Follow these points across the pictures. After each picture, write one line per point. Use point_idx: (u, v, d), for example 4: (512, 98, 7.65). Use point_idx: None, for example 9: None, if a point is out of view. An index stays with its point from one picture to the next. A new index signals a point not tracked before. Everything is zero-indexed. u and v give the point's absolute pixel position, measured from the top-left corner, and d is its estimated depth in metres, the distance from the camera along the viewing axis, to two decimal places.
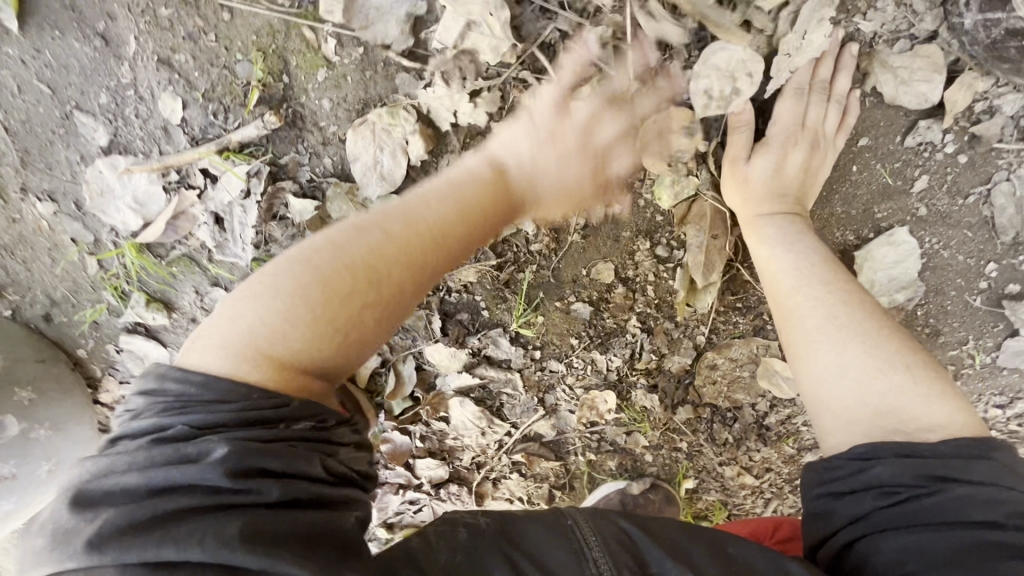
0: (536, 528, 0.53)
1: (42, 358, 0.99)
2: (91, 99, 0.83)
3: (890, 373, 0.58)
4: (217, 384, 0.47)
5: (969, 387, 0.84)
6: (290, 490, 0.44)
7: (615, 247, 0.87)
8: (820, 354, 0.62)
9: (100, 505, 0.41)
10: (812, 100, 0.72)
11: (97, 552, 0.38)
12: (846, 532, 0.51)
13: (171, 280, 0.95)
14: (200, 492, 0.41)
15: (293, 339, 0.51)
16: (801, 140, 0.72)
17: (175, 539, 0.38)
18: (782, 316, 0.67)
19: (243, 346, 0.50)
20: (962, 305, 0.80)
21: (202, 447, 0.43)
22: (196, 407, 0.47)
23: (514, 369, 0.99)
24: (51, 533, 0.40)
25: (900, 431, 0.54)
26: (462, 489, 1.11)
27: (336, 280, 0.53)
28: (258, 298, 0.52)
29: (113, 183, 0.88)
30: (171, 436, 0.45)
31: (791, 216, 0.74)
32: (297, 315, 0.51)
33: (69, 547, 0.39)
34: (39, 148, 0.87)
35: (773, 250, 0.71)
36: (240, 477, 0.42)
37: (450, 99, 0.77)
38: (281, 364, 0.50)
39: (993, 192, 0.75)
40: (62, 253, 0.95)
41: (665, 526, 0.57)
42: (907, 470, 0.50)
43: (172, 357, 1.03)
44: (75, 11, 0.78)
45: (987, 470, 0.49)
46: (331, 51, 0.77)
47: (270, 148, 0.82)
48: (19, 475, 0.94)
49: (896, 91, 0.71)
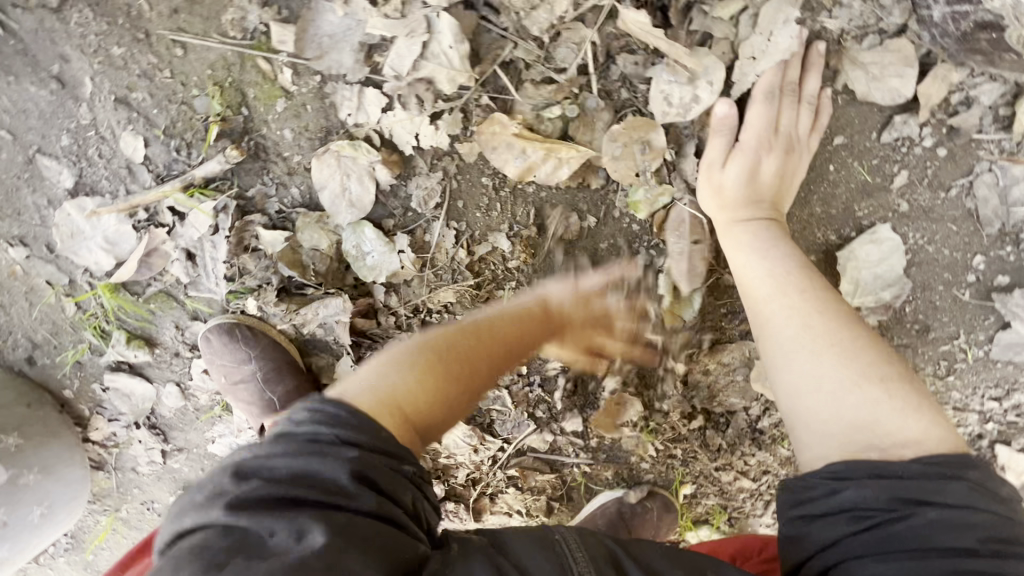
0: (525, 541, 0.51)
1: (27, 402, 0.98)
2: (53, 142, 0.82)
3: (867, 388, 0.59)
4: (358, 411, 0.51)
5: (964, 381, 0.82)
6: (387, 508, 0.46)
7: (596, 257, 0.83)
8: (796, 368, 0.62)
9: (252, 476, 0.45)
10: (784, 101, 0.70)
11: (232, 516, 0.42)
12: (822, 557, 0.51)
13: (150, 317, 0.94)
14: (324, 490, 0.45)
15: (415, 396, 0.57)
16: (773, 147, 0.71)
17: (280, 530, 0.42)
18: (759, 327, 0.67)
19: (372, 388, 0.55)
20: (950, 299, 0.78)
21: (327, 444, 0.47)
22: (348, 423, 0.49)
23: (501, 385, 0.98)
24: (205, 488, 0.45)
25: (875, 448, 0.55)
26: (459, 506, 1.09)
27: (451, 359, 0.62)
28: (395, 365, 0.59)
29: (83, 225, 0.87)
30: (320, 440, 0.48)
31: (767, 223, 0.72)
32: (426, 374, 0.59)
33: (207, 505, 0.44)
34: (5, 194, 0.86)
35: (748, 260, 0.70)
36: (360, 489, 0.46)
37: (414, 122, 0.76)
38: (403, 415, 0.54)
39: (975, 184, 0.72)
40: (38, 296, 0.94)
41: (647, 548, 0.54)
42: (882, 493, 0.51)
43: (159, 393, 1.02)
44: (27, 54, 0.77)
45: (961, 492, 0.50)
46: (288, 80, 0.75)
47: (236, 181, 0.80)
48: (11, 522, 0.92)
49: (869, 87, 0.69)
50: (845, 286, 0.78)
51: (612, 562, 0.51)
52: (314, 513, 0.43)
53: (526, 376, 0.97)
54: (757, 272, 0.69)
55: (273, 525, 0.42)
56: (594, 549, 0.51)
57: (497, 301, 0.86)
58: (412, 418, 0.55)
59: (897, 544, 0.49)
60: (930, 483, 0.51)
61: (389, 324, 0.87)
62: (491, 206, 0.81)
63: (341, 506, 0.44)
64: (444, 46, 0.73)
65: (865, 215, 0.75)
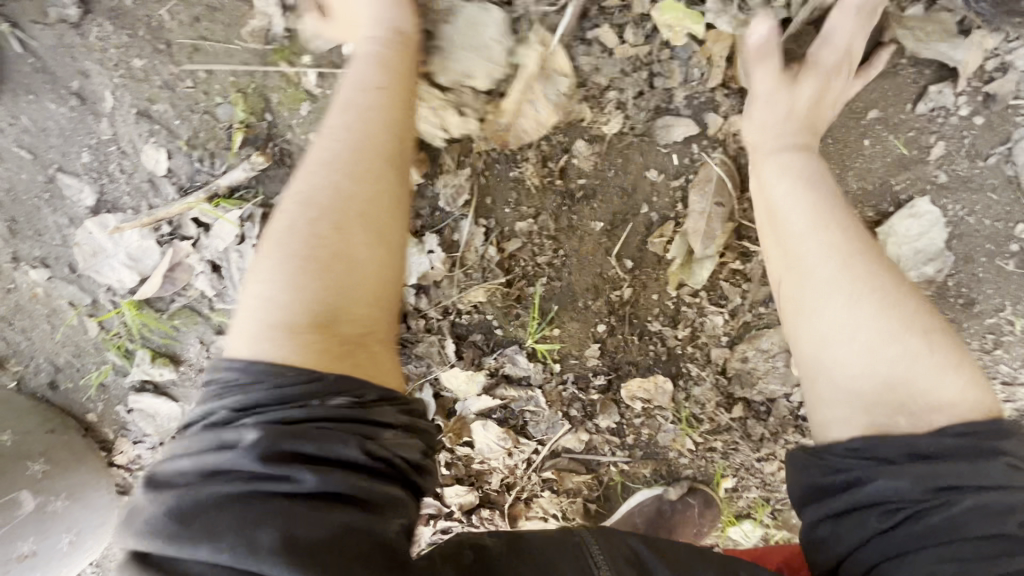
0: (542, 542, 0.59)
1: (51, 427, 0.96)
2: (74, 160, 0.81)
3: (902, 337, 0.57)
4: (257, 366, 0.49)
5: (1012, 354, 0.81)
6: (325, 480, 0.44)
7: (628, 247, 0.84)
8: (826, 312, 0.59)
9: (160, 488, 0.45)
10: (824, 35, 0.67)
11: (150, 538, 0.42)
12: (852, 558, 0.52)
13: (174, 334, 0.93)
14: (239, 477, 0.44)
15: (298, 296, 0.52)
16: (802, 86, 0.68)
17: (210, 537, 0.41)
18: (784, 266, 0.63)
19: (257, 326, 0.51)
20: (993, 270, 0.77)
21: (241, 421, 0.46)
22: (244, 390, 0.48)
23: (535, 385, 0.96)
24: (126, 510, 0.45)
25: (907, 409, 0.55)
26: (494, 513, 1.06)
27: (320, 234, 0.54)
28: (266, 275, 0.54)
29: (105, 243, 0.85)
30: (216, 421, 0.47)
31: (803, 152, 0.67)
32: (299, 290, 0.53)
33: (132, 525, 0.44)
34: (27, 216, 0.85)
35: (776, 184, 0.65)
36: (273, 462, 0.44)
37: (444, 115, 0.77)
38: (300, 327, 0.51)
39: (1014, 151, 0.72)
40: (61, 318, 0.93)
41: (677, 548, 0.61)
42: (915, 480, 0.51)
43: (183, 412, 1.00)
44: (47, 72, 0.76)
45: (998, 472, 0.50)
46: (313, 83, 0.74)
47: (260, 189, 0.79)
48: (40, 551, 0.89)
49: (915, 51, 0.68)
50: (889, 262, 0.76)
51: (633, 559, 0.58)
52: (236, 505, 0.42)
53: (559, 373, 0.95)
54: (782, 205, 0.64)
55: (192, 539, 0.41)
56: (615, 551, 0.58)
57: (528, 297, 0.88)
58: (337, 319, 0.53)
59: (934, 535, 0.49)
60: (966, 469, 0.50)
61: (420, 328, 0.90)
62: (521, 202, 0.82)
63: (266, 491, 0.43)
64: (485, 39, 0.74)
65: (904, 189, 0.74)
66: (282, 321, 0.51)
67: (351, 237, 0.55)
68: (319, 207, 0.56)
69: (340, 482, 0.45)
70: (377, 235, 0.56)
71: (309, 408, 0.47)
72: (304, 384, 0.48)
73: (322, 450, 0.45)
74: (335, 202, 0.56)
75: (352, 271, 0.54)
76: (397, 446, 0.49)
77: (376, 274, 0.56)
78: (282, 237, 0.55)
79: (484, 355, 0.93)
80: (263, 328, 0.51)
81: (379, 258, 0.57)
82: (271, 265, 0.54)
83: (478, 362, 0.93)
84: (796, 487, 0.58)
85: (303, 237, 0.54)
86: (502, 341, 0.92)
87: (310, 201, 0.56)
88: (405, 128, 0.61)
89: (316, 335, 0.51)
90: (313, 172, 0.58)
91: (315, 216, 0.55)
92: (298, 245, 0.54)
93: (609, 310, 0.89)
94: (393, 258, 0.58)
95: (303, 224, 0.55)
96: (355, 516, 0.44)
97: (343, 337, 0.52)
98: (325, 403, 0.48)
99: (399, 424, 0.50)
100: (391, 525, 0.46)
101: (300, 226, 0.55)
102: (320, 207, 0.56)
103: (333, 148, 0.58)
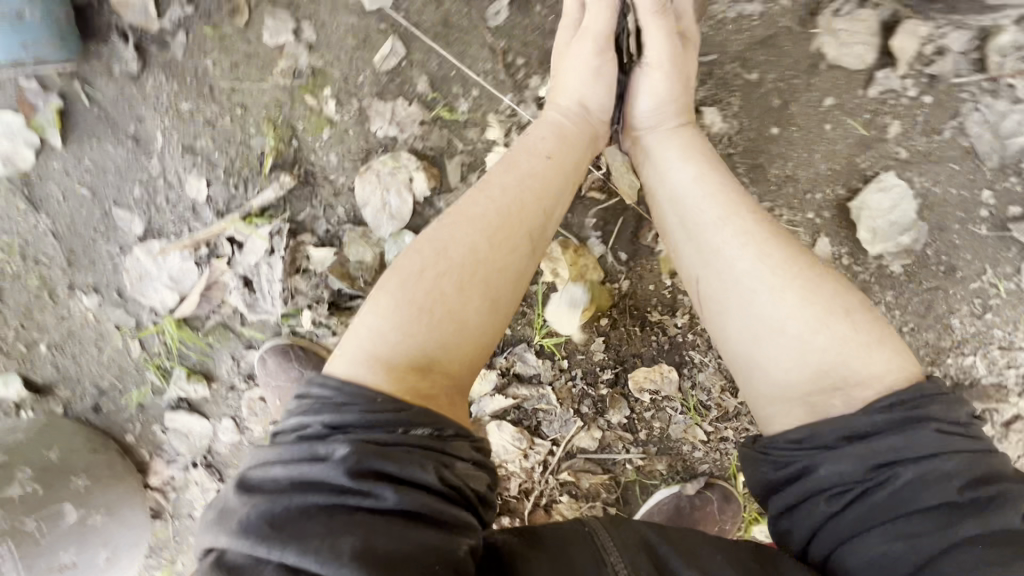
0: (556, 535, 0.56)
1: (94, 447, 1.03)
2: (127, 194, 0.92)
3: (817, 313, 0.57)
4: (355, 389, 0.55)
5: (1001, 315, 0.84)
6: (406, 499, 0.48)
7: (621, 241, 0.91)
8: (755, 304, 0.60)
9: (253, 491, 0.49)
10: (688, 32, 0.75)
11: (242, 539, 0.46)
12: (817, 548, 0.54)
13: (209, 350, 1.00)
14: (329, 491, 0.48)
15: (399, 343, 0.57)
16: (687, 86, 0.75)
17: (298, 542, 0.44)
18: (701, 264, 0.64)
19: (357, 352, 0.57)
20: (968, 236, 0.81)
21: (333, 437, 0.51)
22: (334, 408, 0.54)
23: (545, 383, 1.00)
24: (217, 509, 0.50)
25: (839, 389, 0.56)
26: (514, 520, 1.07)
27: (440, 282, 0.59)
28: (377, 313, 0.59)
29: (151, 267, 0.95)
30: (310, 433, 0.52)
31: (694, 141, 0.72)
32: (407, 329, 0.58)
33: (223, 526, 0.48)
34: (83, 247, 0.96)
35: (677, 180, 0.69)
36: (360, 477, 0.48)
37: (445, 132, 0.86)
38: (400, 368, 0.56)
39: (965, 124, 0.78)
40: (107, 341, 1.02)
41: (687, 535, 0.58)
42: (853, 464, 0.52)
43: (215, 428, 1.06)
44: (109, 119, 0.89)
45: (929, 440, 0.51)
46: (332, 111, 0.86)
47: (288, 207, 0.89)
48: (79, 563, 0.92)
49: (838, 51, 0.77)
50: (863, 235, 0.82)
51: (646, 549, 0.55)
52: (326, 514, 0.46)
53: (568, 370, 0.99)
54: (682, 198, 0.67)
55: (281, 545, 0.44)
56: (626, 538, 0.55)
57: (531, 296, 0.95)
58: (440, 367, 0.58)
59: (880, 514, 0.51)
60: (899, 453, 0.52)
61: None
62: None
63: (354, 505, 0.47)
64: (477, 66, 0.84)
65: (869, 166, 0.81)
66: (377, 352, 0.57)
67: (451, 285, 0.60)
68: (433, 254, 0.61)
69: (418, 500, 0.48)
70: (488, 294, 0.61)
71: (394, 433, 0.52)
72: (395, 410, 0.53)
73: (403, 470, 0.50)
74: (453, 252, 0.61)
75: (459, 331, 0.59)
76: (466, 473, 0.53)
77: (483, 323, 0.61)
78: (400, 279, 0.60)
79: (495, 354, 0.98)
80: (360, 356, 0.57)
81: (486, 311, 0.61)
82: (385, 296, 0.59)
83: (490, 361, 0.99)
84: (754, 482, 0.60)
85: (420, 278, 0.60)
86: (511, 340, 0.98)
87: (432, 246, 0.62)
88: (556, 201, 0.69)
89: (411, 373, 0.56)
90: (453, 221, 0.63)
91: (438, 265, 0.60)
92: (416, 289, 0.59)
93: (609, 303, 0.94)
94: (501, 309, 0.62)
95: (429, 269, 0.60)
96: (431, 536, 0.47)
97: (426, 377, 0.57)
98: (409, 430, 0.53)
99: (469, 457, 0.55)
100: (461, 543, 0.48)
101: (419, 270, 0.60)
102: (445, 255, 0.61)
103: (484, 201, 0.65)
